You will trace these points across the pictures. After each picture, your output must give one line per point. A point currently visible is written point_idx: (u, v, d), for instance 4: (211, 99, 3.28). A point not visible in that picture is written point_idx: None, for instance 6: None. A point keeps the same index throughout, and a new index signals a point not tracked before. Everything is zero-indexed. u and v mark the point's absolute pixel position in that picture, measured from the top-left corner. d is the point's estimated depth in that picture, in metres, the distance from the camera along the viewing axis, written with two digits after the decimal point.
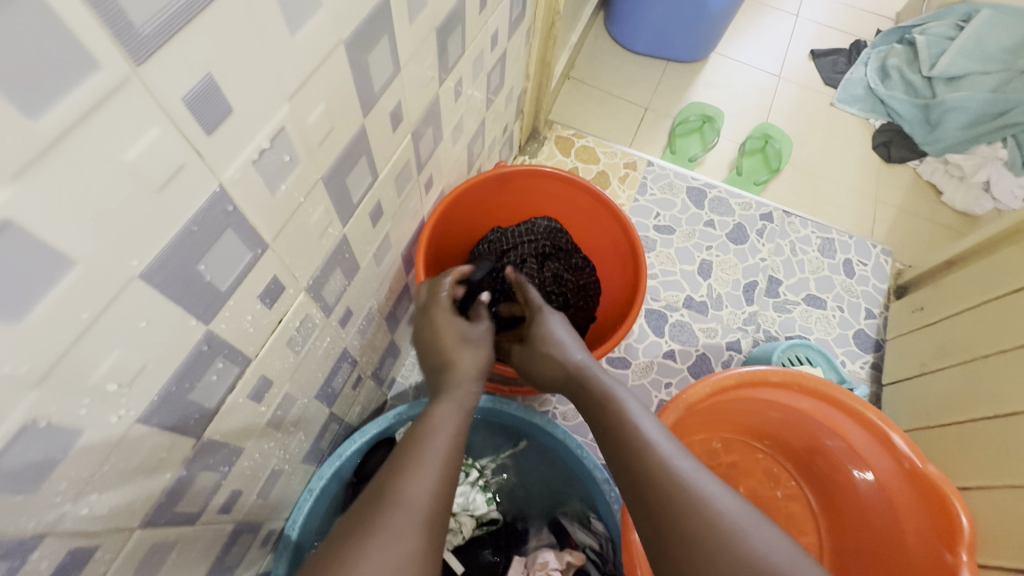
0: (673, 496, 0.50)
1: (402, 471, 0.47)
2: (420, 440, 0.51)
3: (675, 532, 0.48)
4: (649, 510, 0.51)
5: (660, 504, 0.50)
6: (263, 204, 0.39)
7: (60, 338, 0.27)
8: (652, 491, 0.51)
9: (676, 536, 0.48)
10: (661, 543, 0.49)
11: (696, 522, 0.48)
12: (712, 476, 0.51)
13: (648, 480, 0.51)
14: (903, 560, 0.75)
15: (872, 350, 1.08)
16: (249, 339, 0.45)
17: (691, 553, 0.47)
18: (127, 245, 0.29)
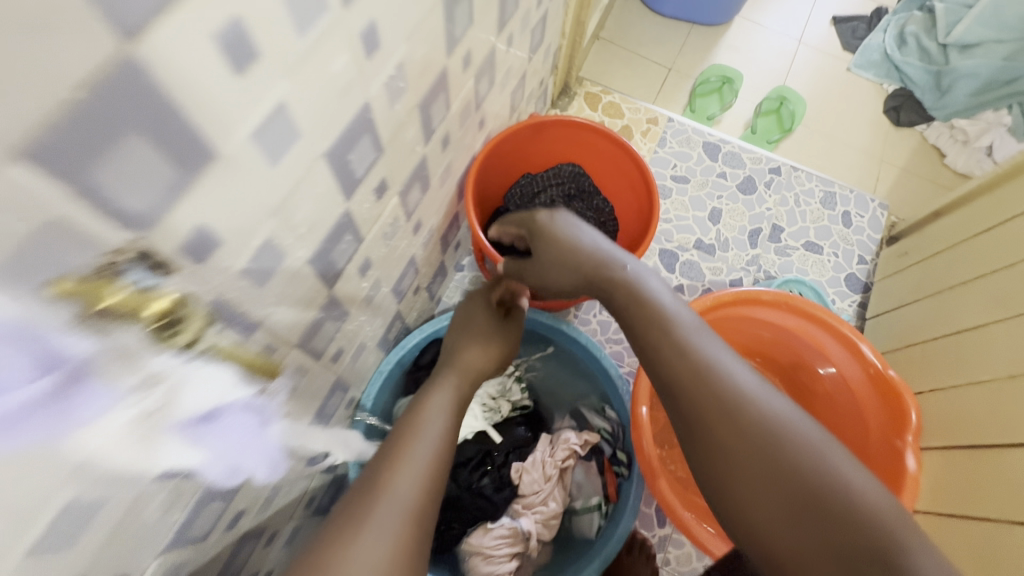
0: (726, 416, 0.56)
1: (352, 530, 0.48)
2: (378, 494, 0.52)
3: (728, 453, 0.55)
4: (709, 440, 0.57)
5: (703, 405, 0.58)
6: (385, 117, 0.55)
7: (287, 185, 0.43)
8: (710, 421, 0.57)
9: (720, 433, 0.56)
10: (717, 470, 0.56)
11: (746, 446, 0.54)
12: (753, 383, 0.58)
13: (704, 413, 0.57)
14: (862, 449, 0.91)
15: (860, 291, 1.22)
16: (365, 221, 0.61)
17: (742, 472, 0.54)
18: (323, 128, 0.45)
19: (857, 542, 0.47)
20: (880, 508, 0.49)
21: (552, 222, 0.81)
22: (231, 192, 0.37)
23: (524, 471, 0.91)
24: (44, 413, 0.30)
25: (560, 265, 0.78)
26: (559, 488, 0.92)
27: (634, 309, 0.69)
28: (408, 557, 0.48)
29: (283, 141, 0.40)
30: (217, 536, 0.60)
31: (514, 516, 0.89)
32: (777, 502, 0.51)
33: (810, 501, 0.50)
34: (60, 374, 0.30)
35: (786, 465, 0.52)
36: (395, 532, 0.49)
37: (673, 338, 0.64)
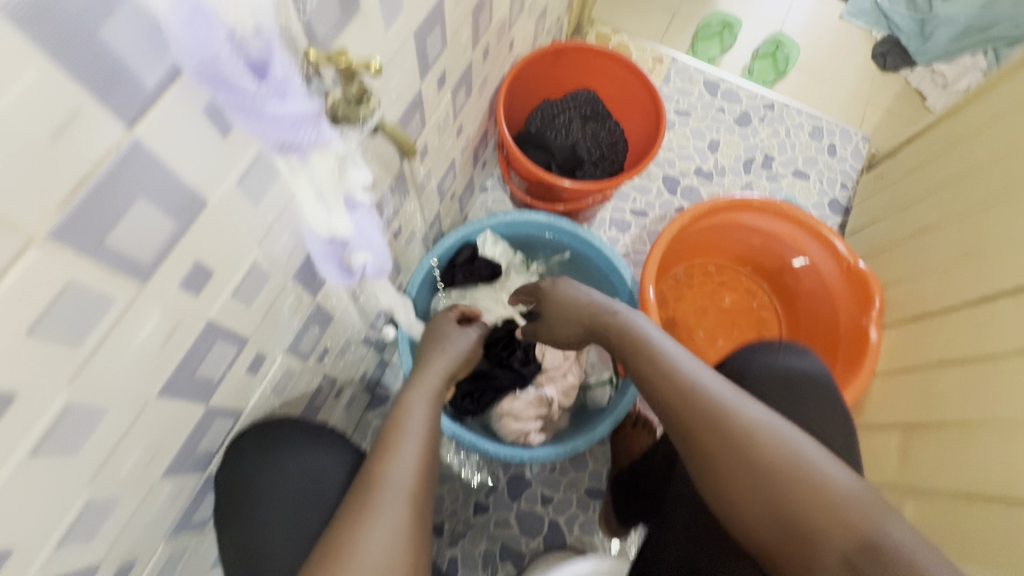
0: (707, 432, 0.59)
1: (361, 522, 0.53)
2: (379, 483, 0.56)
3: (712, 468, 0.59)
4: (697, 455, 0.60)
5: (689, 418, 0.61)
6: (452, 14, 0.67)
7: (391, 50, 0.56)
8: (692, 437, 0.61)
9: (705, 450, 0.59)
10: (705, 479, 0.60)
11: (725, 462, 0.58)
12: (732, 394, 0.61)
13: (687, 429, 0.61)
14: (836, 333, 1.07)
15: (841, 214, 1.37)
16: (429, 109, 0.74)
17: (725, 485, 0.58)
18: (416, 9, 0.57)
19: (842, 539, 0.50)
20: (858, 502, 0.52)
21: (546, 286, 0.90)
22: (363, 43, 0.50)
23: (547, 350, 1.07)
24: (308, 137, 0.38)
25: (556, 322, 0.87)
26: (576, 365, 1.09)
27: (624, 343, 0.74)
28: (415, 531, 0.55)
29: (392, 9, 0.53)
30: (312, 362, 0.74)
31: (538, 387, 1.05)
32: (768, 508, 0.54)
33: (786, 515, 0.53)
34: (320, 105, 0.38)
35: (763, 476, 0.55)
36: (403, 519, 0.54)
37: (658, 360, 0.68)
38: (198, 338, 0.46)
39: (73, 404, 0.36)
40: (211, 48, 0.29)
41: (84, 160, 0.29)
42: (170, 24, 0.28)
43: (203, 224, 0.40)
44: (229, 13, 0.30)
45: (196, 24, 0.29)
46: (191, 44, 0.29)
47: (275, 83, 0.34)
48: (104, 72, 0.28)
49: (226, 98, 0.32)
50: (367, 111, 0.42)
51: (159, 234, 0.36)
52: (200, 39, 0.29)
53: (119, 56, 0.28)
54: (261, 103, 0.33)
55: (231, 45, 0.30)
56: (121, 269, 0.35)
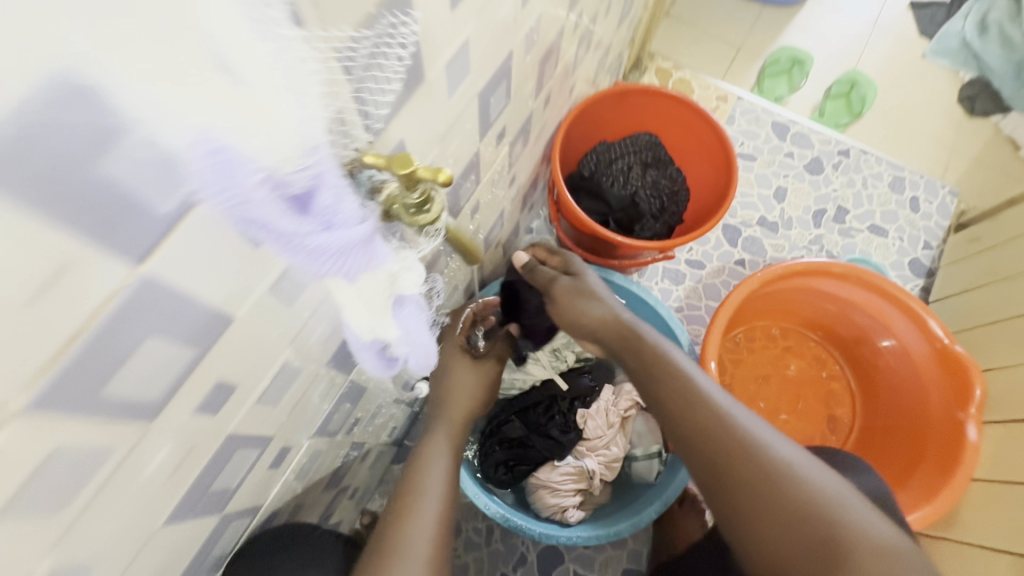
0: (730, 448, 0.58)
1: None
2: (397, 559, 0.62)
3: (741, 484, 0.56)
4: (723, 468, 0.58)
5: (719, 453, 0.58)
6: (517, 67, 0.60)
7: (451, 115, 0.49)
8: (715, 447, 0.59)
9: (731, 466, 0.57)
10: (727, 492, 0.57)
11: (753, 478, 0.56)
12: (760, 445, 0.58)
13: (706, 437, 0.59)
14: (924, 424, 0.93)
15: (924, 276, 1.24)
16: (484, 166, 0.67)
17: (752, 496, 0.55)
18: (481, 71, 0.50)
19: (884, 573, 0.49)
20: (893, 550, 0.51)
21: (567, 287, 0.75)
22: (424, 115, 0.44)
23: (589, 417, 0.98)
24: (356, 262, 0.33)
25: (570, 322, 0.74)
26: (621, 435, 1.00)
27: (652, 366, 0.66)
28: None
29: (454, 76, 0.45)
30: (341, 437, 0.68)
31: (578, 457, 0.97)
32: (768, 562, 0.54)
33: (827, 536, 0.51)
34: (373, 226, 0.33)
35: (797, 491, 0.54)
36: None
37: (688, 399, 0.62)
38: (216, 453, 0.40)
39: (56, 567, 0.29)
40: (244, 180, 0.24)
41: (84, 306, 0.23)
42: (185, 161, 0.22)
43: (227, 339, 0.34)
44: (267, 155, 0.24)
45: (218, 159, 0.22)
46: (214, 181, 0.23)
47: (330, 203, 0.29)
48: (148, 173, 0.21)
49: (267, 234, 0.27)
50: (430, 219, 0.34)
51: (173, 367, 0.30)
52: (226, 176, 0.23)
53: (212, 141, 0.22)
54: (303, 238, 0.28)
55: (267, 181, 0.25)
56: (121, 414, 0.28)
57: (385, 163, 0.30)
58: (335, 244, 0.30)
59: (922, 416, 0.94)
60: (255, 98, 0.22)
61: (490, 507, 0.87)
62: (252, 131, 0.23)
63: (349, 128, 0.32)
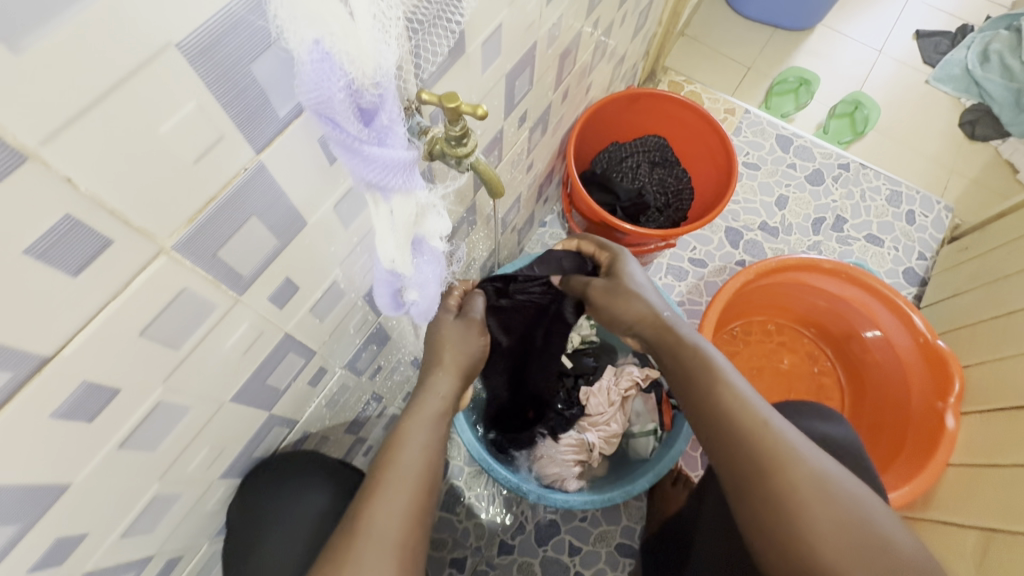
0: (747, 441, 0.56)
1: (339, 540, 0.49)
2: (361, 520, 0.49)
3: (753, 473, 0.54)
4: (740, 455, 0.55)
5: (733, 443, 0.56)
6: (540, 57, 0.70)
7: (482, 89, 0.58)
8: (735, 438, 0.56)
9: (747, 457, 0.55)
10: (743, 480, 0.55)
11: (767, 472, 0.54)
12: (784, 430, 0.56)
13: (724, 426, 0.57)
14: (907, 417, 0.98)
15: (917, 284, 1.30)
16: (506, 144, 0.76)
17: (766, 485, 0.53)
18: (509, 55, 0.59)
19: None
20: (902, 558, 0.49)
21: (605, 285, 0.77)
22: (461, 83, 0.53)
23: (591, 394, 1.05)
24: (395, 181, 0.39)
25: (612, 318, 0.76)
26: (620, 413, 1.05)
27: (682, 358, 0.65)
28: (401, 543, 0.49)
29: (487, 55, 0.55)
30: (365, 379, 0.75)
31: (580, 431, 1.03)
32: (775, 537, 0.52)
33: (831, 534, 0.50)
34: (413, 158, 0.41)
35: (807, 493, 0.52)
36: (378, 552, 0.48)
37: (715, 371, 0.61)
38: (274, 348, 0.48)
39: (162, 401, 0.37)
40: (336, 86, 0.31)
41: (223, 176, 0.31)
42: (299, 62, 0.29)
43: (298, 241, 0.42)
44: (354, 66, 0.31)
45: (321, 65, 0.29)
46: (314, 82, 0.30)
47: (387, 125, 0.36)
48: (279, 77, 0.31)
49: (336, 135, 0.33)
50: (466, 153, 0.42)
51: (263, 250, 0.38)
52: (323, 79, 0.30)
53: (320, 47, 0.29)
54: (362, 145, 0.35)
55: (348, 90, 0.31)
56: (225, 279, 0.36)
57: (437, 100, 0.39)
58: (385, 158, 0.36)
59: (906, 409, 0.99)
60: (359, 30, 0.30)
61: (495, 470, 0.92)
62: (349, 47, 0.30)
63: (405, 78, 0.41)
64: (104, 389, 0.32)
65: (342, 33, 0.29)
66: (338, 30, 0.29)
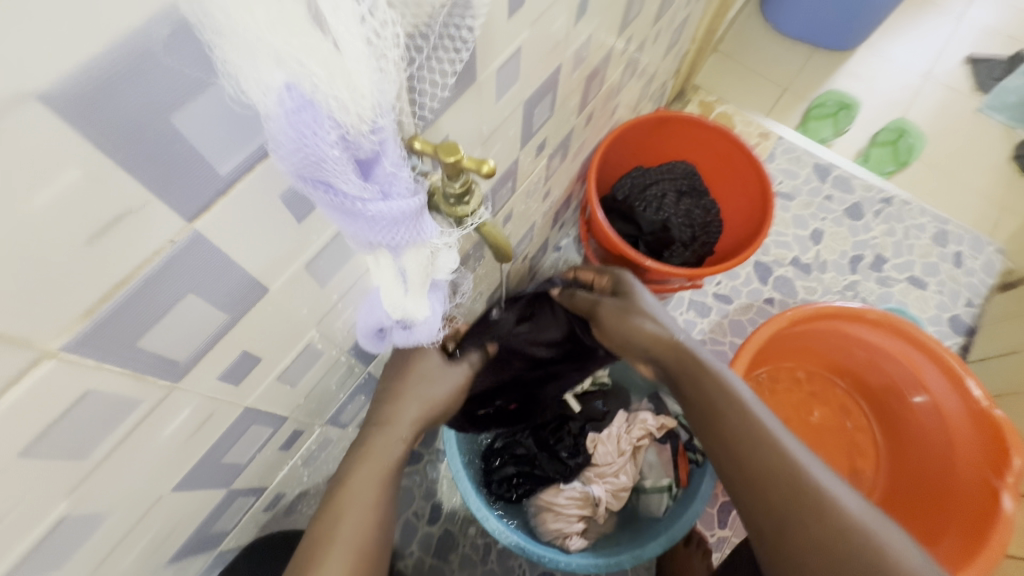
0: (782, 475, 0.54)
1: None
2: None
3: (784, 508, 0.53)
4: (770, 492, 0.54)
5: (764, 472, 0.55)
6: (564, 81, 0.61)
7: (496, 120, 0.50)
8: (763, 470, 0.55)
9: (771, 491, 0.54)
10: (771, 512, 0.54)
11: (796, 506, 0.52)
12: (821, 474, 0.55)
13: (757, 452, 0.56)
14: (952, 488, 0.87)
15: (963, 334, 1.19)
16: (522, 175, 0.68)
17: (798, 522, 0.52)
18: (529, 81, 0.51)
19: None
20: None
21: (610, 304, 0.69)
22: (470, 114, 0.44)
23: (599, 442, 0.96)
24: (405, 234, 0.31)
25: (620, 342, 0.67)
26: (631, 464, 0.96)
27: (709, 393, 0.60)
28: None
29: (504, 82, 0.47)
30: (351, 430, 0.68)
31: (585, 483, 0.94)
32: None
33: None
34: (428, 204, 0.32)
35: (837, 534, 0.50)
36: None
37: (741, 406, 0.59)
38: (232, 426, 0.40)
39: (68, 515, 0.30)
40: (325, 140, 0.23)
41: (136, 255, 0.23)
42: (269, 116, 0.22)
43: (258, 312, 0.34)
44: (345, 112, 0.23)
45: (301, 116, 0.22)
46: (294, 139, 0.23)
47: (394, 172, 0.28)
48: (219, 126, 0.23)
49: (330, 197, 0.26)
50: (467, 212, 0.34)
51: (205, 329, 0.31)
52: (308, 133, 0.23)
53: (298, 92, 0.22)
54: (366, 205, 0.27)
55: (339, 140, 0.24)
56: (151, 370, 0.29)
57: (432, 151, 0.31)
58: (400, 214, 0.29)
59: (950, 475, 0.88)
60: (348, 63, 0.22)
61: (489, 521, 0.84)
62: (337, 90, 0.22)
63: (401, 116, 0.33)
64: None
65: (326, 75, 0.22)
66: (319, 67, 0.22)
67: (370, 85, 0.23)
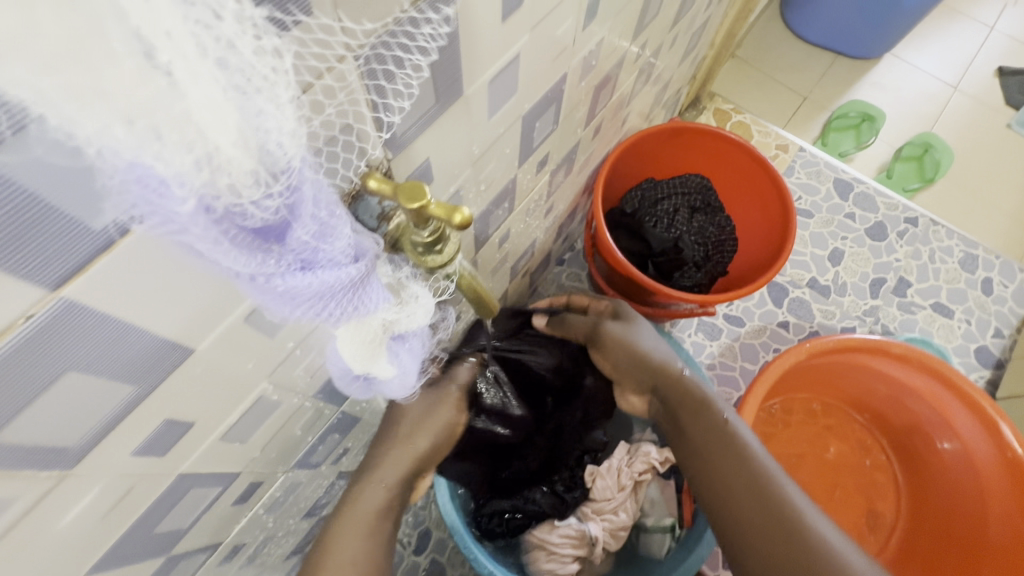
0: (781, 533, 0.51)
1: None
2: None
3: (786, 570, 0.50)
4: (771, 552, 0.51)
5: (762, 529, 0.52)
6: (570, 91, 0.55)
7: (489, 137, 0.44)
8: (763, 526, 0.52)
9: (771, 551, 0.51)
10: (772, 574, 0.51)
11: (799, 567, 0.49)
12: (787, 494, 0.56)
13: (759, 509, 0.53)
14: (976, 537, 0.82)
15: (991, 367, 1.11)
16: (520, 193, 0.62)
17: None
18: (528, 93, 0.45)
19: None
20: None
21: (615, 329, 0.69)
22: (456, 133, 0.38)
23: (597, 475, 0.89)
24: (337, 305, 0.27)
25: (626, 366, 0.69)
26: (631, 500, 0.89)
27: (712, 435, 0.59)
28: None
29: (498, 95, 0.40)
30: (324, 469, 0.61)
31: (582, 519, 0.88)
32: None
33: None
34: (368, 267, 0.29)
35: None
36: None
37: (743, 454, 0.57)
38: (163, 495, 0.34)
39: None
40: (181, 215, 0.18)
41: None
42: (106, 178, 0.17)
43: (182, 377, 0.28)
44: (208, 174, 0.18)
45: (147, 181, 0.17)
46: (143, 208, 0.18)
47: (310, 240, 0.23)
48: (57, 175, 0.17)
49: (213, 268, 0.22)
50: (440, 262, 0.28)
51: (104, 406, 0.24)
52: (156, 202, 0.18)
53: (129, 160, 0.17)
54: (266, 278, 0.23)
55: (209, 213, 0.19)
56: (25, 462, 0.23)
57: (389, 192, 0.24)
58: (316, 288, 0.25)
59: (973, 523, 0.83)
60: (204, 107, 0.17)
61: (477, 560, 0.78)
62: (194, 143, 0.17)
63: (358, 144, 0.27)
64: None
65: (172, 123, 0.16)
66: (162, 116, 0.16)
67: (237, 131, 0.18)
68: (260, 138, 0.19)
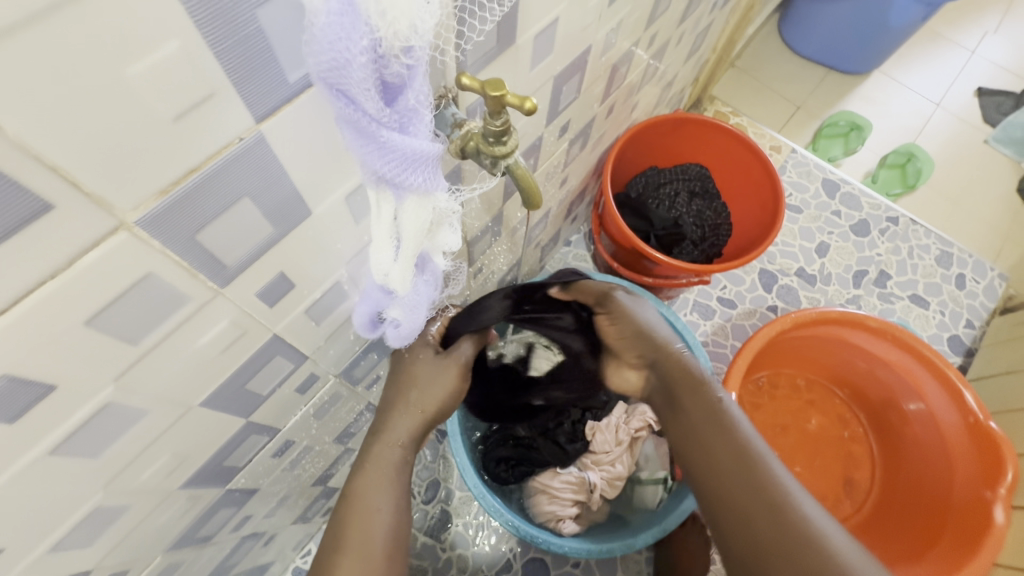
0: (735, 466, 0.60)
1: None
2: None
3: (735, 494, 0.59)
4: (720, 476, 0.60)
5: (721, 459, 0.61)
6: (592, 64, 0.64)
7: (528, 89, 0.52)
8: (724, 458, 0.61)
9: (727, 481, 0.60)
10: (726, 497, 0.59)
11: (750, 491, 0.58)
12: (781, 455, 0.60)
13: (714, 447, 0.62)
14: (946, 498, 0.88)
15: (962, 354, 1.21)
16: (544, 154, 0.70)
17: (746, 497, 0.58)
18: (561, 55, 0.54)
19: None
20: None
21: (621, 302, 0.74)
22: (505, 76, 0.47)
23: (598, 430, 0.97)
24: (413, 177, 0.33)
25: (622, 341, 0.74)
26: (627, 455, 0.97)
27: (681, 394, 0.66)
28: None
29: (539, 51, 0.49)
30: (359, 390, 0.69)
31: (581, 469, 0.95)
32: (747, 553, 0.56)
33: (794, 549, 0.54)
34: (439, 155, 0.35)
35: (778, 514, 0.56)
36: None
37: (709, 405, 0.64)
38: (258, 351, 0.42)
39: (111, 402, 0.32)
40: (354, 51, 0.25)
41: (208, 144, 0.25)
42: (315, 13, 0.24)
43: (298, 236, 0.36)
44: (383, 20, 0.25)
45: (342, 18, 0.24)
46: (330, 39, 0.24)
47: (413, 106, 0.30)
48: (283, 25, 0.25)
49: (344, 107, 0.28)
50: (503, 152, 0.37)
51: (253, 239, 0.33)
52: (344, 33, 0.24)
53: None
54: (378, 127, 0.29)
55: (371, 52, 0.26)
56: (203, 269, 0.31)
57: (479, 87, 0.33)
58: (403, 148, 0.31)
59: (942, 485, 0.90)
60: None
61: (484, 498, 0.84)
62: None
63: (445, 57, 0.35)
64: (34, 384, 0.26)
65: None
66: None
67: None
68: (418, 11, 0.25)
